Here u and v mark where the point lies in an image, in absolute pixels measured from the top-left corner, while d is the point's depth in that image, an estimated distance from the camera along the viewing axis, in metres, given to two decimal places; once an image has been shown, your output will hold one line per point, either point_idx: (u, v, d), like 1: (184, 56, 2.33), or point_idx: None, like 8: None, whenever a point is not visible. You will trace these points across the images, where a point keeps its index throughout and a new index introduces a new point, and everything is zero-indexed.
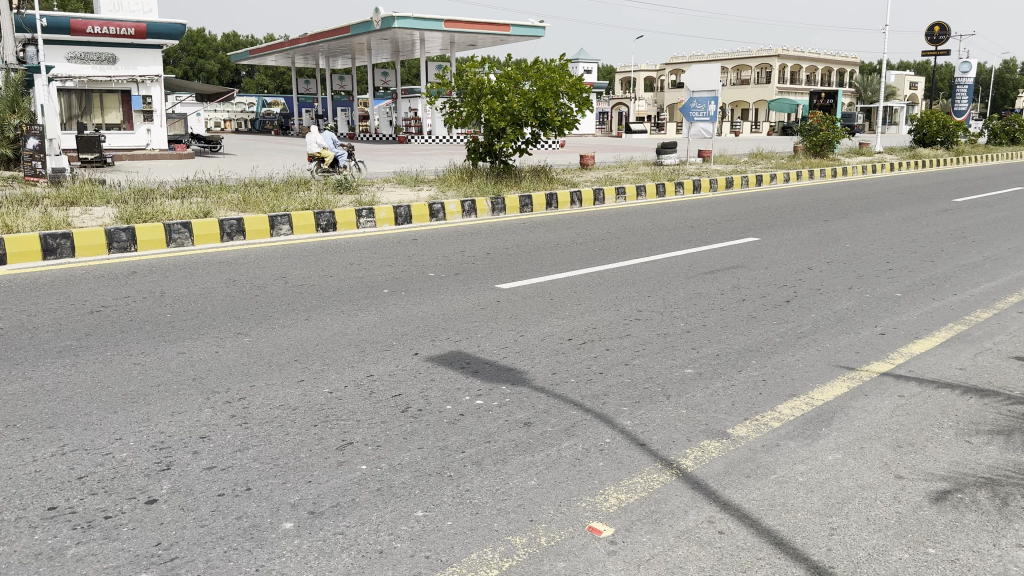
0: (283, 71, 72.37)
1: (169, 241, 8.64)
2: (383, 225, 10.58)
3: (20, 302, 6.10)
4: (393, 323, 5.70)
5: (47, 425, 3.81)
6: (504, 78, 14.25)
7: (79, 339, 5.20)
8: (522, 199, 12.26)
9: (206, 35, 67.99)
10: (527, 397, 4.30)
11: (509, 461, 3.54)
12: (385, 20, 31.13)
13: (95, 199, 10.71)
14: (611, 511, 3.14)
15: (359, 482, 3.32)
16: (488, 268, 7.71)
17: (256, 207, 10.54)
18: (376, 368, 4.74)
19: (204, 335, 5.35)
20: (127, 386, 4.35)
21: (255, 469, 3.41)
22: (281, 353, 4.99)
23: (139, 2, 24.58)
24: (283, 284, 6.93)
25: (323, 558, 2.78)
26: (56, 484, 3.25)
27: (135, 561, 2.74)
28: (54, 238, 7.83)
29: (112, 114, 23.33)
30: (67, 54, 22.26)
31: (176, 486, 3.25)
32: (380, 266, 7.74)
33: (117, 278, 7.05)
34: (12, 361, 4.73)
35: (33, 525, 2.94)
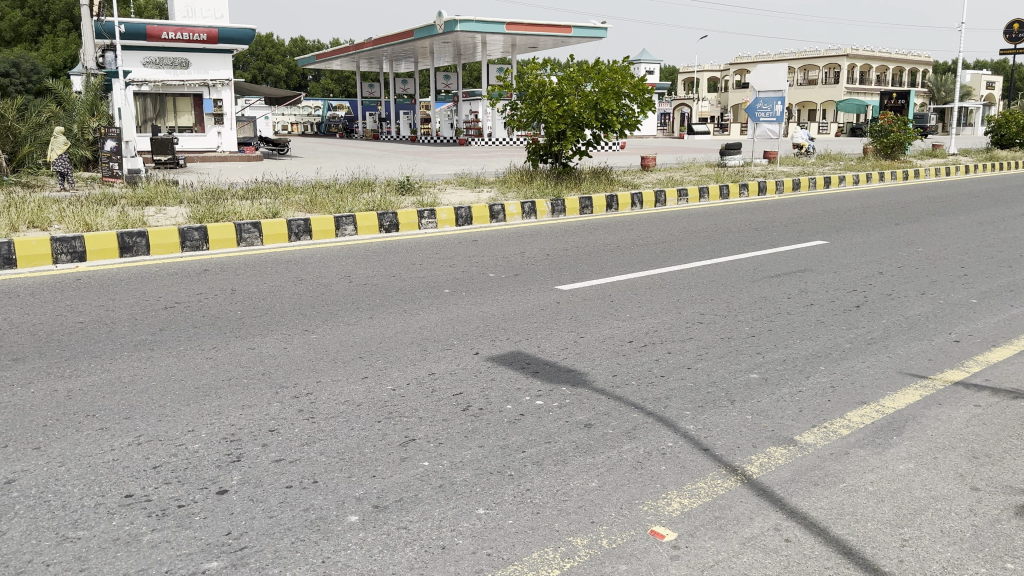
0: (348, 74, 73.55)
1: (239, 241, 8.88)
2: (444, 225, 10.68)
3: (99, 298, 6.33)
4: (454, 323, 5.74)
5: (124, 416, 3.94)
6: (565, 79, 14.19)
7: (154, 333, 5.38)
8: (583, 200, 12.22)
9: (275, 40, 69.72)
10: (588, 398, 4.28)
11: (569, 462, 3.53)
12: (448, 23, 31.47)
13: (169, 199, 11.07)
14: (674, 516, 3.11)
15: (422, 478, 3.35)
16: (548, 269, 7.71)
17: (321, 208, 10.73)
18: (437, 367, 4.78)
19: (273, 331, 5.48)
20: (200, 379, 4.49)
21: (322, 462, 3.48)
22: (346, 350, 5.08)
23: (212, 9, 25.27)
24: (347, 283, 7.04)
25: (387, 552, 2.81)
26: (132, 473, 3.36)
27: (206, 549, 2.82)
28: (131, 236, 8.12)
29: (184, 117, 24.06)
30: (144, 59, 23.12)
31: (246, 478, 3.34)
32: (441, 266, 7.81)
33: (189, 276, 7.26)
34: (91, 354, 4.92)
35: (111, 511, 3.05)
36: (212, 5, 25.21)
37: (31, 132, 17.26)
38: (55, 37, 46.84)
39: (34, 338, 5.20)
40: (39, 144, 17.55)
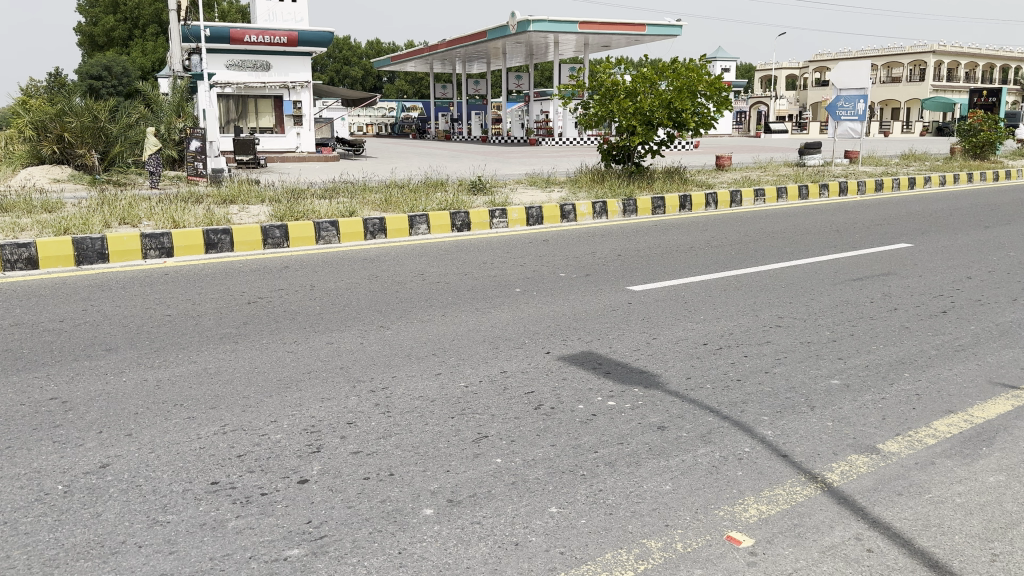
0: (422, 75, 74.44)
1: (318, 238, 9.11)
2: (515, 225, 10.72)
3: (186, 292, 6.58)
4: (526, 322, 5.76)
5: (210, 406, 4.09)
6: (639, 78, 14.09)
7: (238, 327, 5.56)
8: (655, 201, 12.10)
9: (351, 43, 71.10)
10: (661, 401, 4.24)
11: (643, 464, 3.50)
12: (521, 23, 31.57)
13: (251, 198, 11.42)
14: (751, 522, 3.05)
15: (495, 474, 3.37)
16: (621, 270, 7.67)
17: (395, 207, 10.89)
18: (509, 365, 4.81)
19: (350, 327, 5.60)
20: (282, 372, 4.63)
21: (398, 456, 3.55)
22: (420, 347, 5.15)
23: (292, 12, 26.02)
24: (420, 281, 7.14)
25: (462, 546, 2.85)
26: (218, 460, 3.49)
27: (288, 536, 2.90)
28: (216, 233, 8.42)
29: (265, 119, 24.78)
30: (227, 62, 23.89)
31: (325, 468, 3.43)
32: (512, 265, 7.85)
33: (270, 272, 7.49)
34: (179, 345, 5.12)
35: (198, 497, 3.17)
36: (292, 10, 25.94)
37: (121, 132, 18.07)
38: (145, 41, 48.84)
39: (126, 330, 5.44)
40: (129, 144, 18.35)
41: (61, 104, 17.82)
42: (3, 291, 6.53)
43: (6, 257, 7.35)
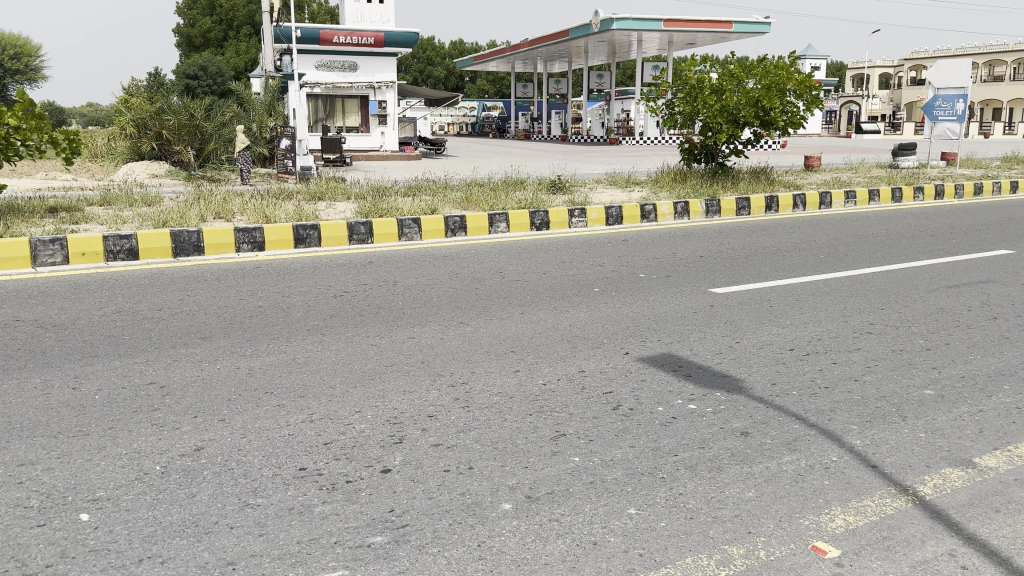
0: (503, 74, 74.97)
1: (400, 235, 9.27)
2: (594, 225, 10.68)
3: (276, 285, 6.82)
4: (605, 322, 5.75)
5: (298, 394, 4.23)
6: (726, 76, 13.83)
7: (324, 319, 5.72)
8: (740, 201, 11.87)
9: (436, 43, 72.14)
10: (744, 406, 4.16)
11: (725, 469, 3.45)
12: (604, 22, 31.37)
13: (338, 195, 11.73)
14: (838, 533, 2.97)
15: (573, 473, 3.38)
16: (703, 271, 7.56)
17: (475, 206, 10.99)
18: (588, 364, 4.80)
19: (431, 322, 5.69)
20: (366, 364, 4.74)
21: (477, 450, 3.59)
22: (499, 343, 5.19)
23: (379, 13, 26.52)
24: (500, 279, 7.19)
25: (540, 542, 2.86)
26: (306, 447, 3.60)
27: (371, 524, 2.97)
28: (305, 229, 8.67)
29: (351, 117, 25.36)
30: (316, 62, 24.54)
31: (407, 459, 3.49)
32: (592, 265, 7.83)
33: (355, 267, 7.67)
34: (270, 336, 5.30)
35: (287, 482, 3.28)
36: (379, 10, 26.45)
37: (215, 129, 18.77)
38: (238, 43, 50.64)
39: (220, 319, 5.65)
40: (222, 142, 19.02)
41: (160, 102, 18.68)
42: (107, 280, 6.88)
43: (109, 248, 7.72)
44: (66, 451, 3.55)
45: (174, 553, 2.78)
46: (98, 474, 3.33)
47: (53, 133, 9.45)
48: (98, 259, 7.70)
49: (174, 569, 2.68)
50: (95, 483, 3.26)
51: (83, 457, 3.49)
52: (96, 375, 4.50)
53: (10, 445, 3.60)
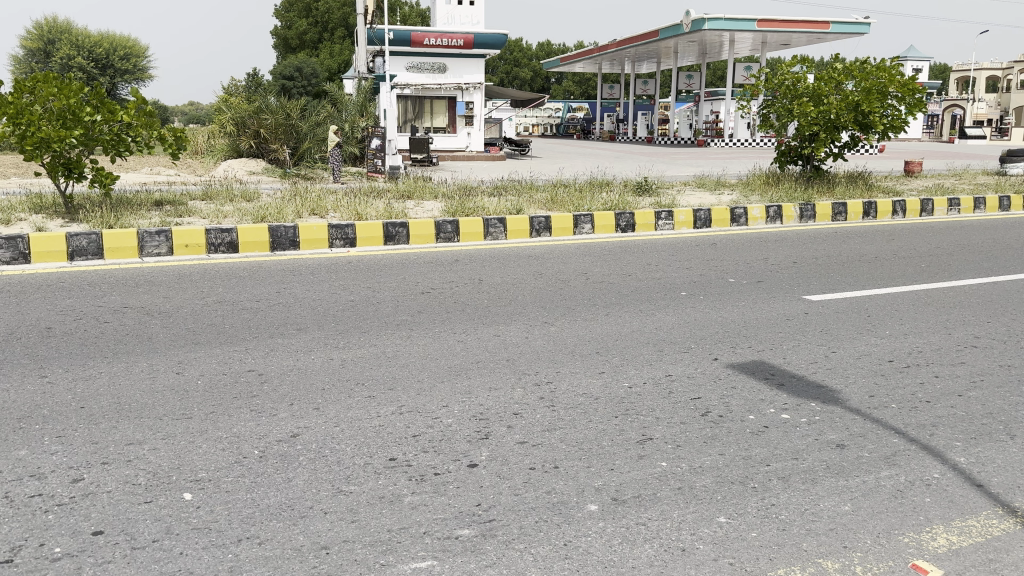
0: (590, 75, 74.72)
1: (486, 234, 9.37)
2: (682, 227, 10.53)
3: (366, 279, 6.98)
4: (693, 326, 5.66)
5: (387, 387, 4.32)
6: (824, 78, 13.40)
7: (412, 315, 5.82)
8: (836, 206, 11.50)
9: (523, 45, 72.40)
10: (840, 418, 4.03)
11: (819, 482, 3.35)
12: (695, 23, 30.88)
13: (426, 194, 11.93)
14: (940, 552, 2.84)
15: (661, 478, 3.34)
16: (796, 277, 7.36)
17: (561, 206, 11.00)
18: (675, 369, 4.73)
19: (517, 321, 5.73)
20: (452, 360, 4.80)
21: (562, 450, 3.59)
22: (584, 344, 5.18)
23: (469, 15, 26.80)
24: (585, 280, 7.17)
25: (627, 545, 2.84)
26: (395, 438, 3.68)
27: (459, 516, 3.01)
28: (394, 226, 8.86)
29: (439, 118, 25.77)
30: (407, 65, 24.94)
31: (493, 455, 3.53)
32: (678, 268, 7.73)
33: (442, 264, 7.77)
34: (361, 329, 5.43)
35: (378, 471, 3.36)
36: (470, 12, 26.76)
37: (310, 129, 19.36)
38: (332, 44, 51.85)
39: (314, 312, 5.83)
40: (317, 141, 19.57)
41: (258, 101, 19.38)
42: (208, 271, 7.18)
43: (212, 241, 8.07)
44: (170, 432, 3.72)
45: (272, 534, 2.88)
46: (200, 456, 3.48)
47: (161, 130, 9.90)
48: (200, 251, 8.06)
49: (271, 550, 2.77)
50: (197, 464, 3.41)
51: (187, 438, 3.65)
52: (198, 361, 4.71)
53: (119, 424, 3.80)
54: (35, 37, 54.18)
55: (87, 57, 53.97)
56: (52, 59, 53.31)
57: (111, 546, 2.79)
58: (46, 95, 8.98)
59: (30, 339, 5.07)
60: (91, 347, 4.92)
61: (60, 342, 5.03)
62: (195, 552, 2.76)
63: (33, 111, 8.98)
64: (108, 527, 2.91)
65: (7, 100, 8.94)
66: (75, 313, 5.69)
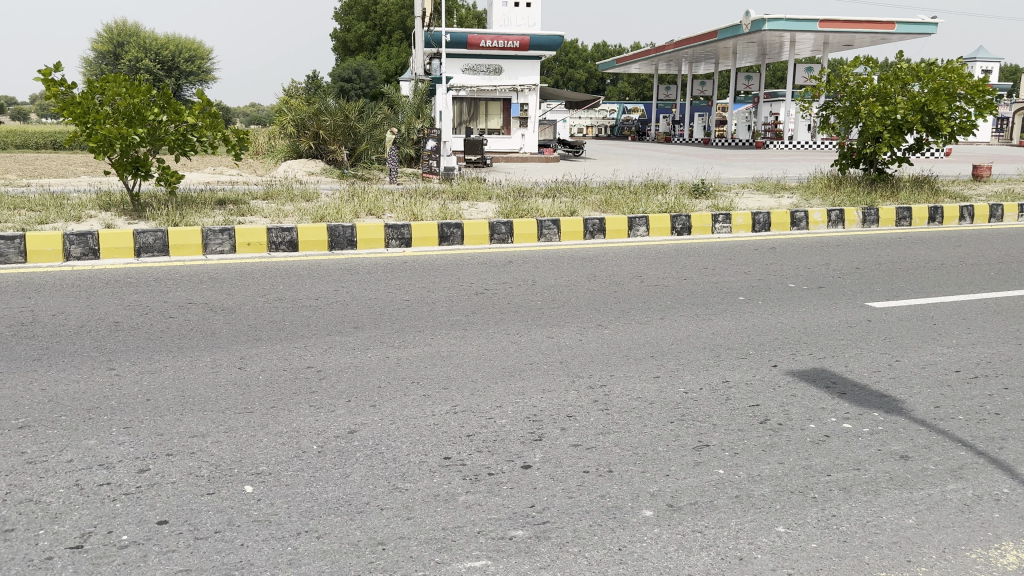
0: (646, 77, 74.20)
1: (539, 236, 9.37)
2: (739, 230, 10.37)
3: (421, 280, 7.04)
4: (751, 332, 5.57)
5: (442, 386, 4.35)
6: (889, 79, 13.06)
7: (467, 315, 5.85)
8: (900, 211, 11.22)
9: (579, 46, 72.21)
10: (904, 428, 3.92)
11: (881, 493, 3.26)
12: (755, 23, 30.39)
13: (480, 195, 11.98)
14: (1009, 570, 2.75)
15: (718, 485, 3.29)
16: (858, 283, 7.19)
17: (616, 208, 10.93)
18: (732, 375, 4.66)
19: (572, 323, 5.71)
20: (506, 360, 4.82)
21: (617, 454, 3.57)
22: (639, 348, 5.14)
23: (526, 17, 26.82)
24: (640, 283, 7.11)
25: (683, 552, 2.81)
26: (450, 437, 3.70)
27: (513, 517, 3.01)
28: (449, 226, 8.93)
29: (494, 120, 25.89)
30: (463, 66, 25.14)
31: (547, 456, 3.52)
32: (736, 272, 7.62)
33: (496, 266, 7.80)
34: (416, 328, 5.48)
35: (432, 469, 3.38)
36: (527, 14, 26.80)
37: (368, 130, 19.55)
38: (390, 46, 52.43)
39: (370, 310, 5.90)
40: (374, 143, 19.65)
41: (318, 103, 19.74)
42: (269, 269, 7.33)
43: (273, 240, 8.24)
44: (232, 426, 3.81)
45: (329, 529, 2.92)
46: (261, 450, 3.55)
47: (225, 131, 10.11)
48: (262, 250, 8.23)
49: (329, 544, 2.82)
50: (258, 458, 3.48)
51: (248, 432, 3.74)
52: (259, 357, 4.81)
53: (183, 417, 3.90)
54: (106, 40, 55.99)
55: (155, 60, 55.62)
56: (122, 61, 55.08)
57: (175, 535, 2.87)
58: (114, 96, 9.28)
59: (99, 332, 5.25)
60: (157, 341, 5.07)
61: (127, 336, 5.19)
62: (256, 544, 2.82)
63: (100, 110, 9.33)
64: (172, 518, 2.99)
65: (78, 100, 9.27)
66: (142, 308, 5.86)
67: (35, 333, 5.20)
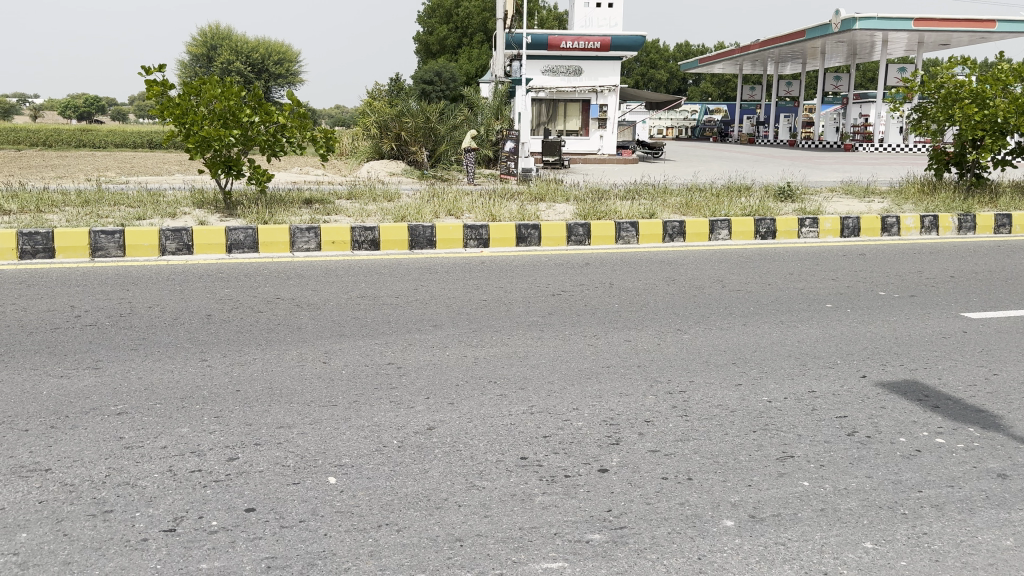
0: (729, 77, 72.96)
1: (617, 238, 9.31)
2: (827, 236, 10.08)
3: (498, 280, 7.08)
4: (838, 341, 5.40)
5: (519, 386, 4.37)
6: (989, 80, 12.47)
7: (544, 316, 5.86)
8: (999, 218, 10.70)
9: (660, 46, 71.46)
10: (1003, 445, 3.74)
11: (977, 513, 3.12)
12: (846, 22, 29.43)
13: (558, 197, 11.97)
14: None
15: (802, 498, 3.21)
16: (953, 293, 6.88)
17: (697, 211, 10.76)
18: (818, 385, 4.52)
19: (649, 327, 5.65)
20: (583, 363, 4.80)
21: (697, 461, 3.51)
22: (720, 354, 5.04)
23: (608, 17, 26.69)
24: (721, 287, 6.99)
25: (765, 564, 2.75)
26: (527, 438, 3.72)
27: (590, 521, 3.00)
28: (527, 228, 8.96)
29: (573, 122, 25.89)
30: (543, 68, 25.02)
31: (625, 461, 3.49)
32: (823, 279, 7.40)
33: (573, 267, 7.77)
34: (494, 328, 5.52)
35: (510, 469, 3.40)
36: (608, 14, 26.63)
37: (448, 132, 19.78)
38: (471, 49, 52.89)
39: (449, 310, 5.97)
40: (454, 144, 19.90)
41: (400, 104, 20.09)
42: (351, 267, 7.50)
43: (356, 239, 8.43)
44: (317, 418, 3.91)
45: (409, 523, 2.97)
46: (343, 442, 3.64)
47: (313, 131, 10.37)
48: (345, 248, 8.44)
49: (409, 538, 2.87)
50: (341, 450, 3.56)
51: (332, 425, 3.83)
52: (341, 352, 4.92)
53: (271, 408, 4.03)
54: (200, 44, 58.24)
55: (245, 63, 57.65)
56: (214, 64, 57.19)
57: (262, 523, 2.97)
58: (209, 97, 9.68)
59: (192, 325, 5.47)
60: (246, 335, 5.25)
61: (219, 328, 5.40)
62: (339, 534, 2.89)
63: (196, 112, 9.75)
64: (259, 505, 3.09)
65: (176, 102, 9.71)
66: (232, 302, 6.07)
67: (134, 324, 5.46)
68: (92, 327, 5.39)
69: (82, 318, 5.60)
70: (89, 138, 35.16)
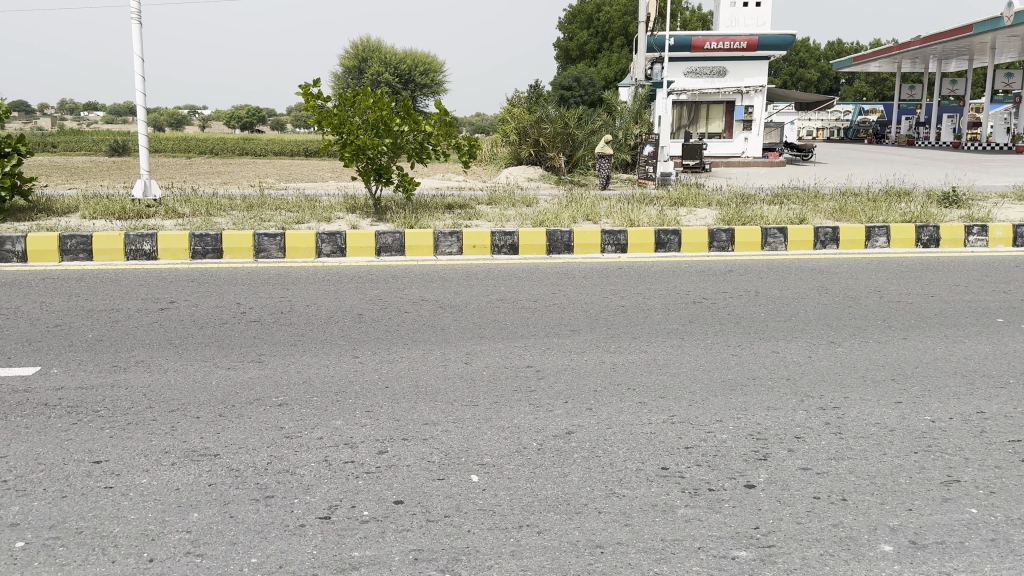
0: (885, 74, 69.03)
1: (763, 244, 9.00)
2: (997, 244, 9.33)
3: (638, 286, 7.01)
4: (1011, 358, 5.00)
5: (659, 395, 4.31)
6: None
7: (684, 324, 5.75)
8: None
9: (810, 44, 68.48)
10: None
11: None
12: (1020, 14, 27.14)
13: (699, 202, 11.72)
14: None
15: (970, 526, 2.99)
16: None
17: (852, 217, 10.23)
18: (989, 406, 4.20)
19: (799, 338, 5.43)
20: (728, 373, 4.68)
21: (851, 481, 3.34)
22: (877, 369, 4.78)
23: (755, 16, 25.88)
24: (878, 298, 6.61)
25: None
26: (668, 448, 3.66)
27: (735, 537, 2.93)
28: (666, 233, 8.83)
29: (716, 125, 25.16)
30: (685, 70, 24.63)
31: (772, 478, 3.38)
32: (993, 291, 6.85)
33: (715, 275, 7.58)
34: (632, 335, 5.47)
35: (651, 478, 3.36)
36: (755, 14, 25.84)
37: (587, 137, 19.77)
38: (611, 53, 52.51)
39: (588, 315, 5.96)
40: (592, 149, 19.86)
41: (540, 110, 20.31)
42: (491, 270, 7.64)
43: (495, 242, 8.59)
44: (460, 417, 4.02)
45: (549, 525, 3.00)
46: (486, 442, 3.72)
47: (458, 139, 10.68)
48: (486, 252, 8.61)
49: (550, 541, 2.89)
50: (483, 450, 3.64)
51: (475, 424, 3.93)
52: (483, 353, 5.03)
53: (417, 405, 4.17)
54: (352, 56, 61.00)
55: (394, 74, 59.91)
56: (364, 75, 59.73)
57: (410, 515, 3.08)
58: (363, 108, 10.16)
59: (345, 323, 5.74)
60: (394, 334, 5.46)
61: (369, 327, 5.65)
62: (482, 532, 2.96)
63: (352, 121, 10.23)
64: (407, 498, 3.21)
65: (334, 112, 10.19)
66: (381, 302, 6.34)
67: (292, 321, 5.81)
68: (255, 323, 5.76)
69: (247, 315, 6.01)
70: (251, 146, 37.56)
